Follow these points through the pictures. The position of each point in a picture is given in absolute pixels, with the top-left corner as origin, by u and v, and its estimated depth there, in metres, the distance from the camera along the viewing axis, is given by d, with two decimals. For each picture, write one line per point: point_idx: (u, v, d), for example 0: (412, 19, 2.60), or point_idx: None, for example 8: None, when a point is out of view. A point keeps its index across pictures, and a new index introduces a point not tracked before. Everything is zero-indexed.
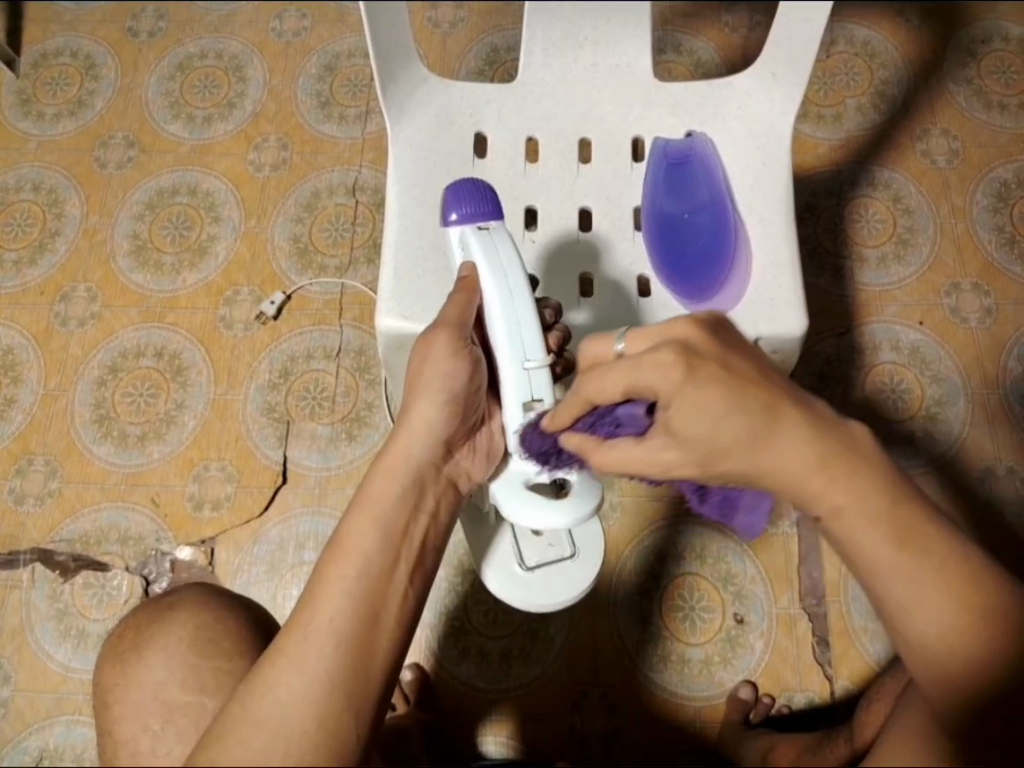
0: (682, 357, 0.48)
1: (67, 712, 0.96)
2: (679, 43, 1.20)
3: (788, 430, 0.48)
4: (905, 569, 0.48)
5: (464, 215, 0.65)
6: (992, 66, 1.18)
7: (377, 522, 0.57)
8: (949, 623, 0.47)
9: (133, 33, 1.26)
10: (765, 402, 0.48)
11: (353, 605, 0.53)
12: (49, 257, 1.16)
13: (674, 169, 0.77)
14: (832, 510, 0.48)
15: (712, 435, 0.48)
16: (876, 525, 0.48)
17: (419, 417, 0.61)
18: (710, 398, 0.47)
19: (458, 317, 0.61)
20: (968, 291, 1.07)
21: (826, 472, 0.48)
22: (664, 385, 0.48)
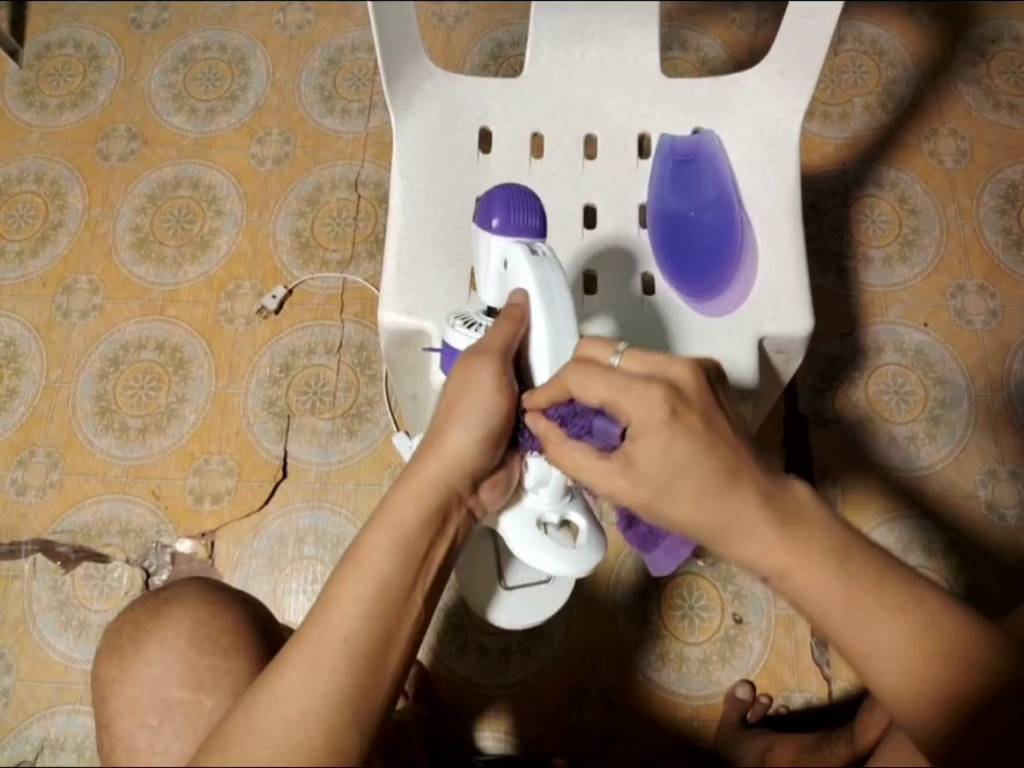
0: (670, 396, 0.50)
1: (67, 702, 0.97)
2: (686, 39, 1.19)
3: (744, 512, 0.49)
4: (857, 621, 0.49)
5: (506, 223, 0.64)
6: (1002, 65, 1.17)
7: (391, 537, 0.55)
8: (912, 667, 0.48)
9: (136, 24, 1.26)
10: (729, 462, 0.50)
11: (369, 624, 0.52)
12: (51, 249, 1.16)
13: (681, 166, 0.76)
14: (779, 570, 0.50)
15: (666, 486, 0.51)
16: (824, 575, 0.49)
17: (449, 441, 0.59)
18: (674, 452, 0.50)
19: (502, 343, 0.60)
20: (973, 292, 1.07)
21: (768, 536, 0.49)
22: (643, 417, 0.50)
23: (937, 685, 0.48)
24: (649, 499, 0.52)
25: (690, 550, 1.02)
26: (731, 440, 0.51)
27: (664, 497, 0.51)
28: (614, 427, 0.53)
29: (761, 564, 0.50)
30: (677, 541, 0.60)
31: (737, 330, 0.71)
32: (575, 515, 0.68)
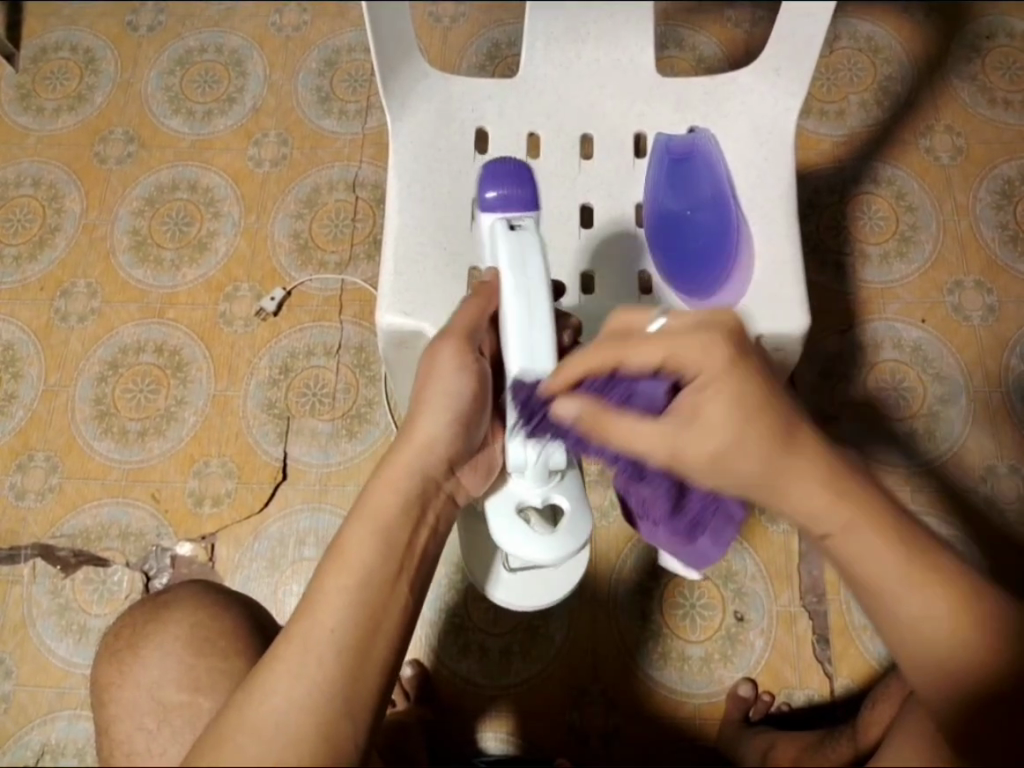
0: (730, 344, 0.52)
1: (67, 707, 0.97)
2: (682, 38, 1.19)
3: (806, 468, 0.51)
4: (904, 582, 0.50)
5: (501, 195, 0.66)
6: (997, 62, 1.17)
7: (371, 527, 0.55)
8: (954, 634, 0.49)
9: (132, 27, 1.26)
10: (787, 420, 0.51)
11: (352, 614, 0.52)
12: (48, 253, 1.15)
13: (677, 165, 0.76)
14: (840, 526, 0.51)
15: (731, 441, 0.51)
16: (881, 531, 0.50)
17: (420, 427, 0.59)
18: (738, 402, 0.51)
19: (466, 324, 0.60)
20: (970, 288, 1.07)
21: (832, 487, 0.50)
22: (706, 364, 0.52)
23: (981, 657, 0.49)
24: (713, 451, 0.52)
25: None
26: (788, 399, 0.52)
27: (727, 451, 0.51)
28: (660, 385, 0.54)
29: (821, 519, 0.51)
30: (723, 521, 0.64)
31: None
32: (560, 497, 0.61)
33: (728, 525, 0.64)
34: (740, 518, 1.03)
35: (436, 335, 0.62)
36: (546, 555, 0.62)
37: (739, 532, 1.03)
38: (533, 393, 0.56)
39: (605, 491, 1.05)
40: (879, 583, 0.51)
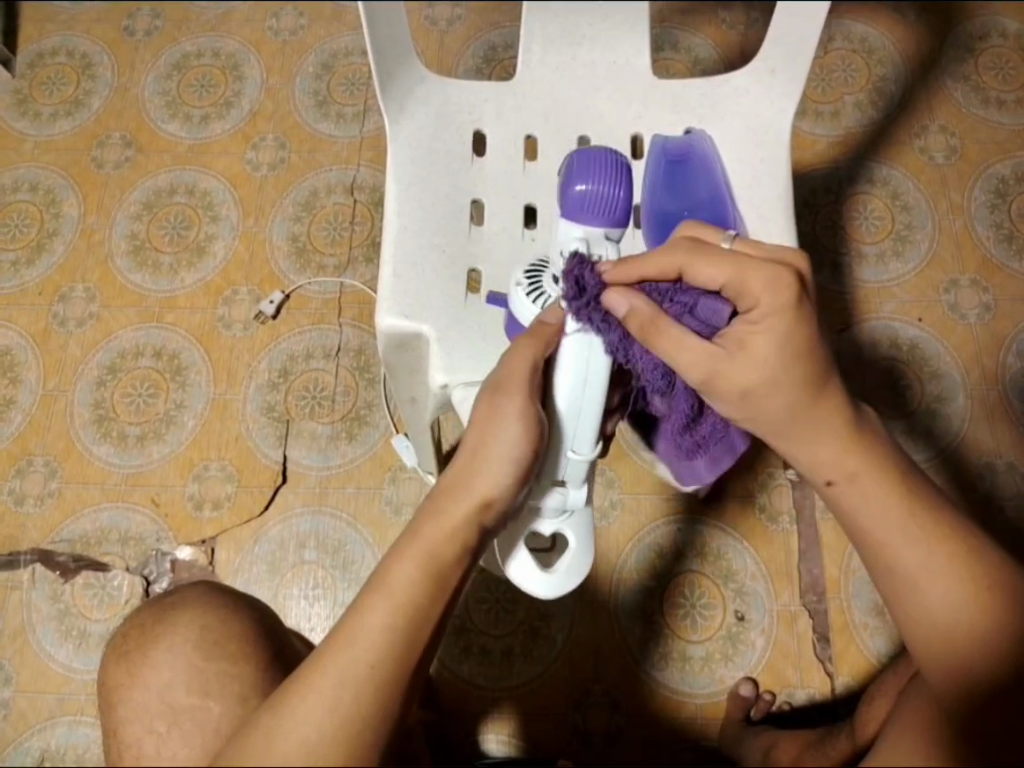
0: (799, 289, 0.53)
1: (68, 713, 0.97)
2: (677, 40, 1.19)
3: (826, 415, 0.55)
4: (909, 533, 0.53)
5: (591, 186, 0.58)
6: (990, 62, 1.18)
7: (421, 564, 0.52)
8: (957, 601, 0.51)
9: (129, 31, 1.26)
10: (811, 373, 0.54)
11: (392, 650, 0.50)
12: (47, 257, 1.15)
13: (674, 167, 0.75)
14: (847, 472, 0.55)
15: (769, 378, 0.54)
16: (885, 492, 0.54)
17: (479, 483, 0.55)
18: (789, 337, 0.53)
19: (523, 374, 0.56)
20: (966, 287, 1.07)
21: (842, 439, 0.55)
22: (771, 299, 0.52)
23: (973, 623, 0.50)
24: (748, 386, 0.54)
25: (691, 547, 1.03)
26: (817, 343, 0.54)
27: (764, 385, 0.54)
28: (724, 307, 0.57)
29: (827, 467, 0.55)
30: (724, 447, 0.67)
31: None
32: (570, 536, 0.62)
33: (727, 454, 0.68)
34: (739, 517, 1.04)
35: (493, 377, 0.57)
36: (543, 588, 0.61)
37: (738, 531, 1.03)
38: (587, 268, 0.56)
39: (604, 491, 1.05)
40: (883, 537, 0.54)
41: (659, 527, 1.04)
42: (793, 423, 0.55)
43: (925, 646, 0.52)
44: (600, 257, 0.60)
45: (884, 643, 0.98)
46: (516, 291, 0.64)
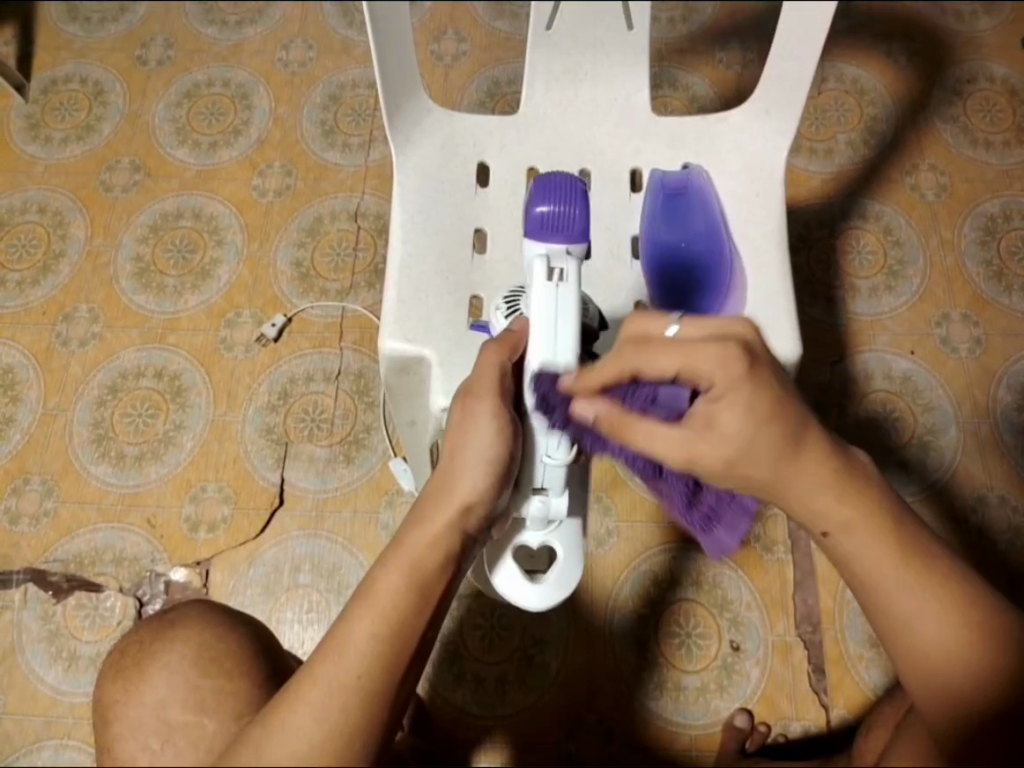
0: (747, 355, 0.50)
1: (55, 736, 0.95)
2: (675, 78, 1.23)
3: (811, 464, 0.52)
4: (900, 577, 0.52)
5: (551, 208, 0.60)
6: (978, 105, 1.21)
7: (406, 573, 0.53)
8: (948, 642, 0.51)
9: (142, 60, 1.29)
10: (799, 423, 0.51)
11: (376, 662, 0.50)
12: (51, 278, 1.17)
13: (673, 199, 0.78)
14: (840, 517, 0.52)
15: (745, 447, 0.51)
16: (878, 537, 0.52)
17: (459, 488, 0.55)
18: (754, 414, 0.50)
19: (495, 381, 0.58)
20: (957, 322, 1.10)
21: (834, 485, 0.52)
22: (722, 377, 0.50)
23: (965, 664, 0.50)
24: (725, 458, 0.51)
25: (686, 575, 1.03)
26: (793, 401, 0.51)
27: (742, 452, 0.51)
28: (682, 393, 0.55)
29: (818, 513, 0.53)
30: (735, 511, 0.62)
31: None
32: (557, 543, 0.64)
33: (743, 517, 0.62)
34: (734, 546, 1.04)
35: (468, 384, 0.59)
36: (533, 599, 0.64)
37: (733, 560, 1.03)
38: (553, 386, 0.55)
39: (601, 519, 1.06)
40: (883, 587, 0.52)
41: (653, 555, 1.04)
42: (785, 468, 0.51)
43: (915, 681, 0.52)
44: (562, 270, 0.59)
45: (879, 675, 0.98)
46: (494, 315, 0.68)
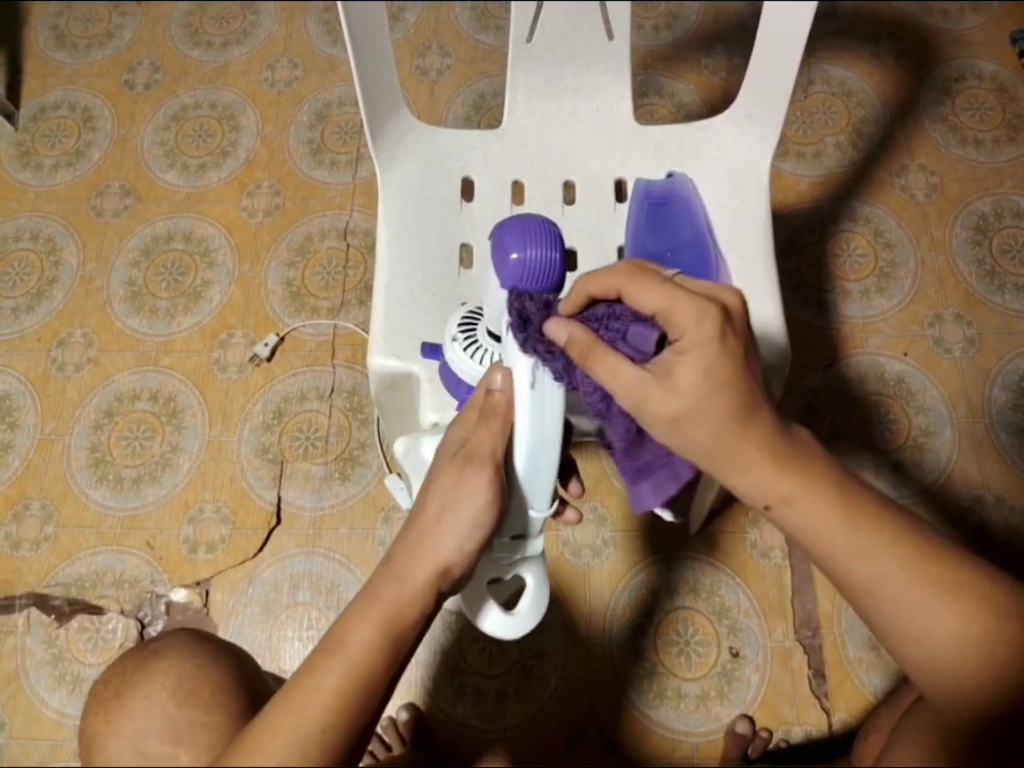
0: (721, 319, 0.52)
1: (60, 759, 0.96)
2: (661, 86, 1.22)
3: (755, 444, 0.53)
4: (859, 550, 0.53)
5: (527, 255, 0.59)
6: (966, 103, 1.21)
7: (379, 624, 0.54)
8: (921, 603, 0.52)
9: (129, 85, 1.30)
10: (753, 397, 0.52)
11: (337, 712, 0.50)
12: (46, 304, 1.18)
13: (656, 209, 0.76)
14: (786, 498, 0.53)
15: (695, 409, 0.52)
16: (826, 514, 0.53)
17: (441, 549, 0.57)
18: (708, 378, 0.51)
19: (494, 451, 0.57)
20: (950, 322, 1.09)
21: (777, 463, 0.53)
22: (692, 334, 0.52)
23: (945, 619, 0.52)
24: (676, 413, 0.52)
25: (684, 583, 1.03)
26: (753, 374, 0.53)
27: (688, 411, 0.52)
28: (649, 335, 0.55)
29: (765, 493, 0.54)
30: (666, 475, 0.62)
31: None
32: (528, 577, 0.64)
33: (672, 485, 0.62)
34: (731, 553, 1.04)
35: (464, 446, 0.58)
36: (505, 628, 0.62)
37: (731, 567, 1.03)
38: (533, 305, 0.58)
39: (597, 530, 1.06)
40: (833, 554, 0.53)
41: (652, 564, 1.04)
42: (733, 447, 0.53)
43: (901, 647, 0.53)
44: None
45: (881, 679, 0.98)
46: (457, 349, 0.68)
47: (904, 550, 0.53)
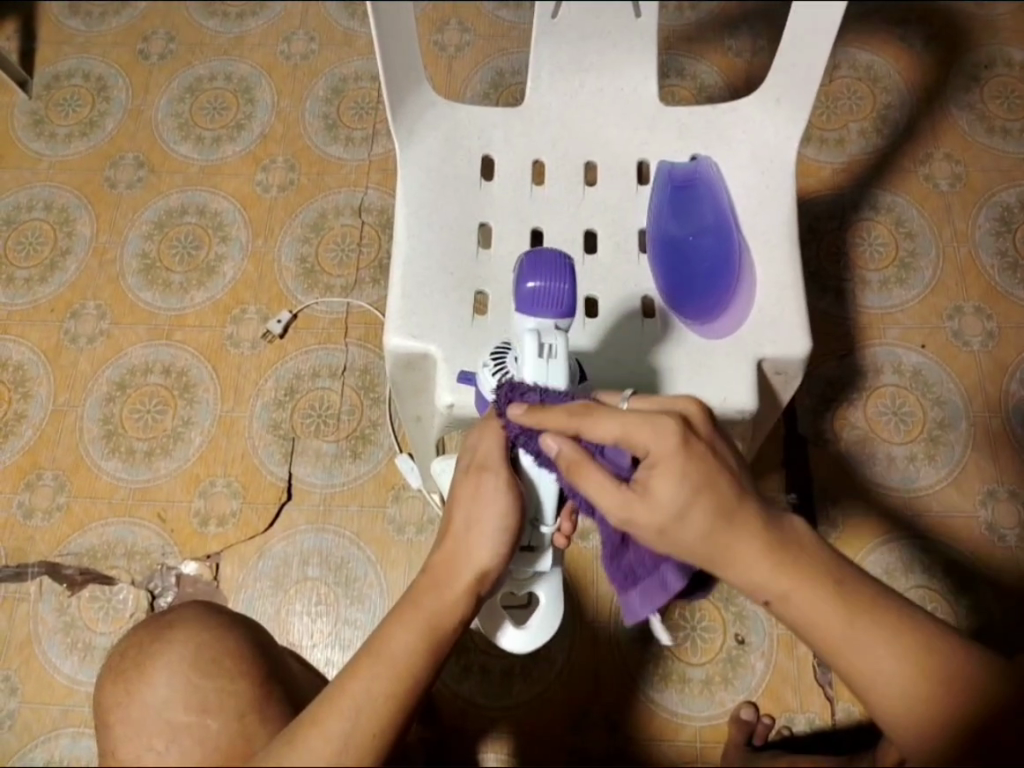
0: (683, 428, 0.52)
1: (72, 724, 0.97)
2: (683, 67, 1.20)
3: (744, 543, 0.53)
4: (853, 638, 0.54)
5: (538, 286, 0.59)
6: (995, 91, 1.18)
7: (418, 632, 0.55)
8: (913, 690, 0.54)
9: (144, 55, 1.28)
10: (735, 491, 0.53)
11: (381, 707, 0.52)
12: (59, 275, 1.17)
13: (679, 192, 0.77)
14: (780, 594, 0.54)
15: (679, 514, 0.52)
16: (821, 606, 0.54)
17: (475, 553, 0.57)
18: (685, 484, 0.51)
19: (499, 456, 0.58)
20: (970, 314, 1.08)
21: (771, 561, 0.53)
22: (659, 446, 0.52)
23: (935, 703, 0.54)
24: (658, 526, 0.52)
25: None
26: (732, 466, 0.54)
27: (673, 522, 0.52)
28: (625, 454, 0.55)
29: (762, 590, 0.54)
30: (655, 585, 0.60)
31: (735, 353, 0.71)
32: (539, 593, 0.68)
33: (660, 595, 0.60)
34: None
35: (473, 457, 0.59)
36: (521, 644, 0.69)
37: None
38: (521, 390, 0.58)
39: None
40: (830, 643, 0.54)
41: None
42: (726, 548, 0.53)
43: (893, 730, 0.55)
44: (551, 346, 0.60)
45: None
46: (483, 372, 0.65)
47: (898, 636, 0.54)
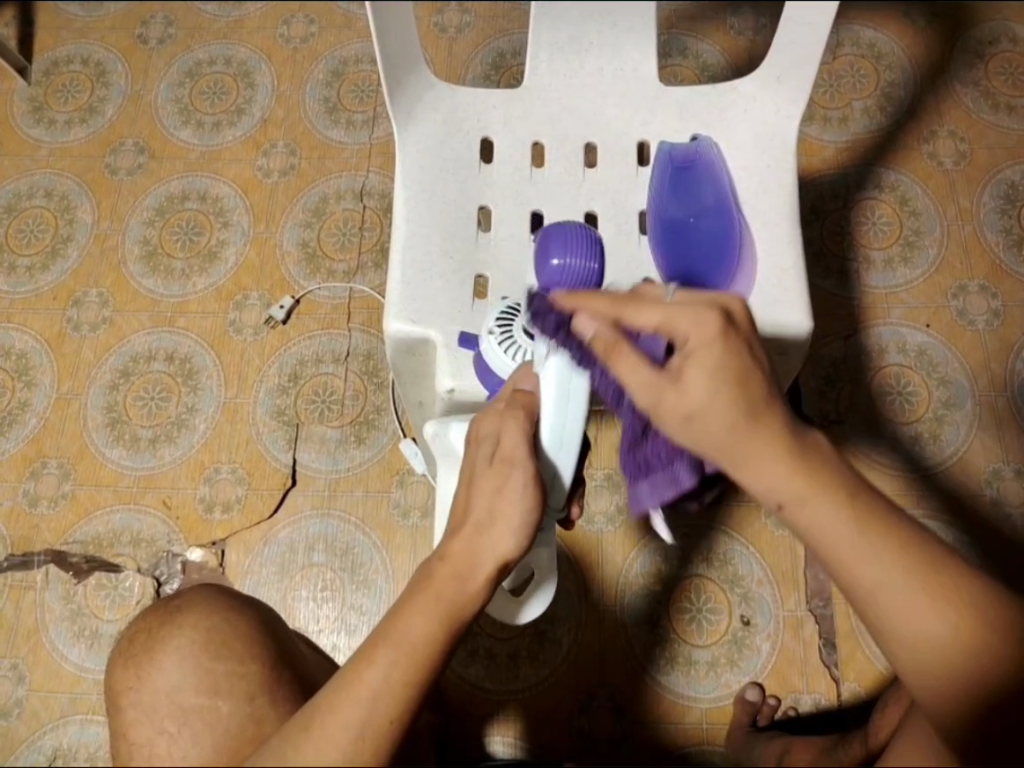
0: (723, 319, 0.50)
1: (80, 712, 0.98)
2: (685, 46, 1.20)
3: (764, 435, 0.50)
4: (866, 558, 0.49)
5: (567, 259, 0.65)
6: (1000, 67, 1.17)
7: (437, 618, 0.54)
8: (930, 622, 0.49)
9: (143, 39, 1.28)
10: (764, 395, 0.50)
11: (397, 695, 0.51)
12: (61, 263, 1.17)
13: (679, 174, 0.76)
14: (794, 499, 0.50)
15: (705, 407, 0.49)
16: (836, 519, 0.49)
17: (497, 544, 0.56)
18: (718, 380, 0.49)
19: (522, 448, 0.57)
20: (975, 293, 1.07)
21: (789, 463, 0.49)
22: (696, 335, 0.50)
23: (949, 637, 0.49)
24: (689, 410, 0.49)
25: (697, 553, 1.03)
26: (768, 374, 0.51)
27: (704, 412, 0.49)
28: (660, 341, 0.54)
29: (772, 492, 0.50)
30: (665, 478, 0.60)
31: None
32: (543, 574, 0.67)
33: (670, 489, 0.61)
34: (745, 523, 1.04)
35: (498, 450, 0.58)
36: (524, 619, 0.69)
37: (744, 536, 1.03)
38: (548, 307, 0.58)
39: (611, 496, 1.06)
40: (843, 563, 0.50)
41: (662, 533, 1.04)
42: (742, 448, 0.50)
43: (909, 667, 0.50)
44: None
45: None
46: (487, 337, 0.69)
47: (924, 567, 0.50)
